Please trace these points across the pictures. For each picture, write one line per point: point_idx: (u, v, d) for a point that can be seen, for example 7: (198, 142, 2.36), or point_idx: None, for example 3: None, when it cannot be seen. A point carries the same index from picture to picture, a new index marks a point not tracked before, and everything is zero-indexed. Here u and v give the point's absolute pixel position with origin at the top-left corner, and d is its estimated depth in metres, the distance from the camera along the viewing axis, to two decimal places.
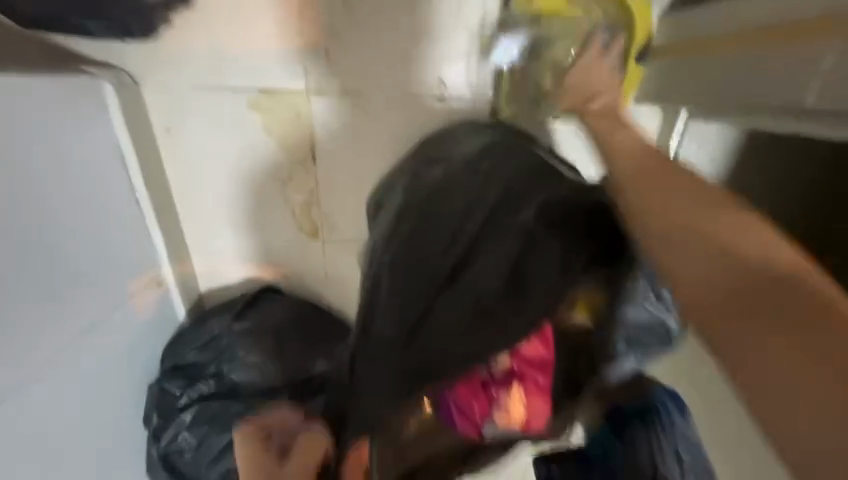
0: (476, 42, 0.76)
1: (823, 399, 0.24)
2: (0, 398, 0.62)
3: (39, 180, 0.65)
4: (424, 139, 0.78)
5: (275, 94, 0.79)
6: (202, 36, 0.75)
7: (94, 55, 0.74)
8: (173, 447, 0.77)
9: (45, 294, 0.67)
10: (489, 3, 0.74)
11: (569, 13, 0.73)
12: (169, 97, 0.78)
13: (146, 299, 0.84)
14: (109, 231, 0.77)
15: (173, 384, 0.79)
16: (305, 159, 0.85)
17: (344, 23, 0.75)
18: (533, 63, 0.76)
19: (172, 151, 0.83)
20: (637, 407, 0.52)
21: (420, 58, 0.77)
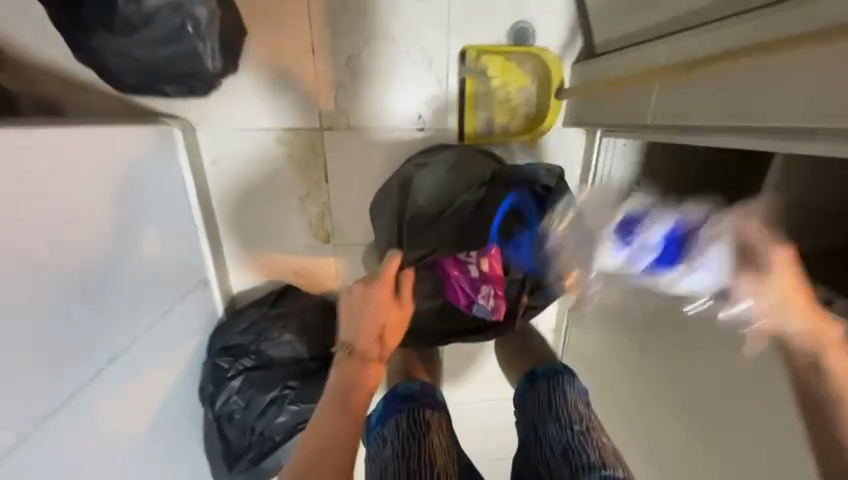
0: (445, 90, 1.05)
1: (811, 344, 0.56)
2: (114, 355, 0.80)
3: (136, 198, 0.87)
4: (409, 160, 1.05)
5: (296, 133, 1.05)
6: (244, 94, 1.01)
7: (161, 107, 0.99)
8: (225, 409, 0.97)
9: (139, 282, 0.86)
10: (452, 61, 1.03)
11: (508, 66, 1.03)
12: (216, 138, 1.03)
13: (200, 294, 1.04)
14: (176, 238, 0.97)
15: (223, 360, 0.99)
16: (319, 180, 1.10)
17: (348, 80, 1.03)
18: (484, 102, 1.05)
19: (216, 178, 1.07)
20: (544, 369, 0.88)
21: (404, 102, 1.05)
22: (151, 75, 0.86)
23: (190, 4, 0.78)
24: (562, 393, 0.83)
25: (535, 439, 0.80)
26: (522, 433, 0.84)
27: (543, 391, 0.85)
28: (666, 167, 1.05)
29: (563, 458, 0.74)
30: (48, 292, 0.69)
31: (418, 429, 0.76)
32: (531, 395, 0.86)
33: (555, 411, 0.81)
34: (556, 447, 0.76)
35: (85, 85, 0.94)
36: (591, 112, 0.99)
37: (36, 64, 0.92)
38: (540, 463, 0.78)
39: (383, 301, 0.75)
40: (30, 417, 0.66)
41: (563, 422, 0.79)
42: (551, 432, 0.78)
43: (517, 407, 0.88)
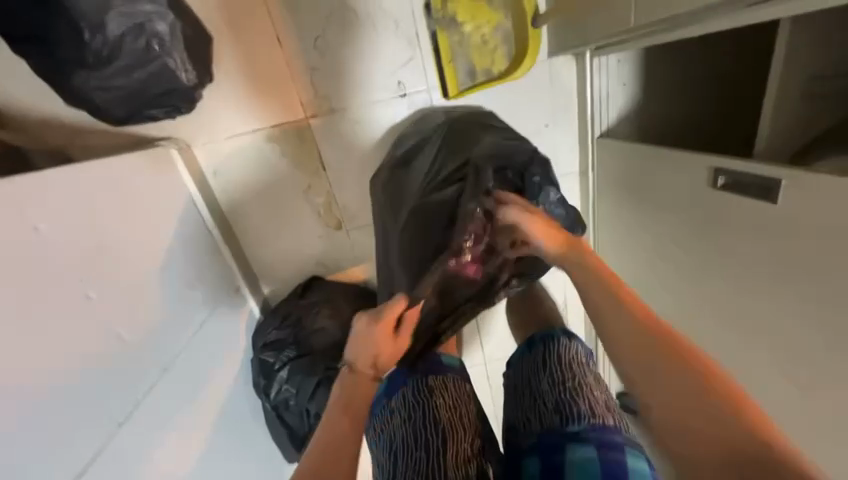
0: (418, 49, 1.02)
1: (659, 373, 0.51)
2: (174, 358, 0.86)
3: (157, 217, 0.90)
4: (401, 136, 1.06)
5: (283, 128, 1.07)
6: (226, 101, 1.03)
7: (155, 133, 1.02)
8: (280, 398, 1.04)
9: (176, 292, 0.90)
10: (418, 17, 0.99)
11: (477, 6, 0.97)
12: (213, 151, 1.07)
13: (233, 299, 1.09)
14: (197, 250, 1.01)
15: (267, 355, 1.06)
16: (317, 169, 1.12)
17: (320, 62, 1.01)
18: (462, 51, 1.01)
19: (222, 189, 1.11)
20: (540, 333, 0.82)
21: (380, 72, 1.03)
22: (136, 103, 0.89)
23: (151, 23, 0.80)
24: (558, 352, 0.78)
25: (528, 395, 0.74)
26: (514, 394, 0.77)
27: (540, 352, 0.79)
28: (667, 72, 0.98)
29: (554, 411, 0.67)
30: (109, 311, 0.73)
31: (422, 396, 0.70)
32: (529, 357, 0.80)
33: (549, 367, 0.75)
34: (548, 401, 0.70)
35: (85, 128, 1.00)
36: (574, 30, 0.92)
37: (35, 117, 0.97)
38: (529, 415, 0.70)
39: (384, 339, 0.69)
40: (119, 425, 0.72)
41: (556, 377, 0.73)
42: (546, 389, 0.72)
43: (512, 373, 0.82)
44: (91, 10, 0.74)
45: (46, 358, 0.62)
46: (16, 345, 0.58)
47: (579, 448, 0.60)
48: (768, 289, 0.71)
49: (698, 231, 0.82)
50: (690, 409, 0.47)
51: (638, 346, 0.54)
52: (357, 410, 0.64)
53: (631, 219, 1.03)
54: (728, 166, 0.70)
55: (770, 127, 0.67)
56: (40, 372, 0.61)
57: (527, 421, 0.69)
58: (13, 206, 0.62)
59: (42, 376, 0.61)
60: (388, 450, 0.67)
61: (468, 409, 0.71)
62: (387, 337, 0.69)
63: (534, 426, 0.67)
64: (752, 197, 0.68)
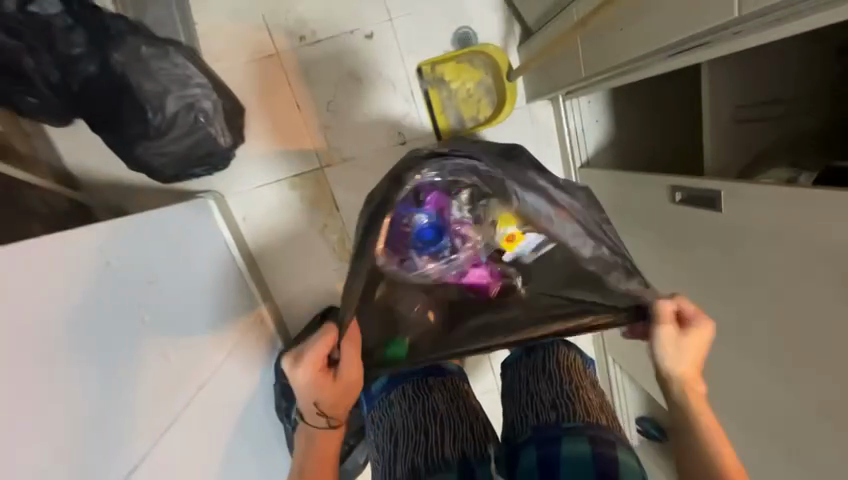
0: (414, 104, 1.20)
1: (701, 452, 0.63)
2: (207, 378, 0.96)
3: (196, 255, 1.05)
4: None
5: (302, 177, 1.25)
6: (255, 158, 1.22)
7: (195, 187, 1.22)
8: (300, 420, 1.12)
9: (209, 319, 1.03)
10: (412, 79, 1.19)
11: (461, 67, 1.16)
12: (243, 200, 1.25)
13: (258, 329, 1.20)
14: (229, 283, 1.15)
15: (289, 379, 1.15)
16: (331, 210, 1.27)
17: (333, 121, 1.21)
18: (452, 104, 1.19)
19: (250, 232, 1.27)
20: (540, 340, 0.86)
21: (382, 126, 1.22)
22: (183, 162, 1.08)
23: (199, 101, 1.02)
24: (555, 358, 0.81)
25: (525, 393, 0.78)
26: (511, 394, 0.81)
27: (539, 356, 0.83)
28: (632, 108, 1.12)
29: (550, 408, 0.72)
30: (157, 333, 0.86)
31: (423, 392, 0.77)
32: (526, 360, 0.84)
33: (547, 371, 0.79)
34: (545, 400, 0.74)
35: (141, 187, 1.20)
36: (545, 80, 1.09)
37: (101, 180, 1.18)
38: (526, 411, 0.74)
39: (314, 382, 0.64)
40: (164, 432, 0.82)
41: (553, 381, 0.77)
42: (543, 389, 0.76)
43: (508, 375, 0.85)
44: (155, 97, 0.98)
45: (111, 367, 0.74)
46: (90, 356, 0.71)
47: (573, 441, 0.65)
48: (733, 290, 0.77)
49: (669, 243, 0.90)
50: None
51: (688, 422, 0.65)
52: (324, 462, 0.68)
53: (615, 238, 1.12)
54: (680, 183, 0.81)
55: (713, 146, 0.78)
56: (107, 377, 0.73)
57: (522, 419, 0.74)
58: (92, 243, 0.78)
59: (109, 382, 0.73)
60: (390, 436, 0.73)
61: (467, 403, 0.76)
62: (326, 381, 0.65)
63: (530, 421, 0.72)
64: (700, 208, 0.77)
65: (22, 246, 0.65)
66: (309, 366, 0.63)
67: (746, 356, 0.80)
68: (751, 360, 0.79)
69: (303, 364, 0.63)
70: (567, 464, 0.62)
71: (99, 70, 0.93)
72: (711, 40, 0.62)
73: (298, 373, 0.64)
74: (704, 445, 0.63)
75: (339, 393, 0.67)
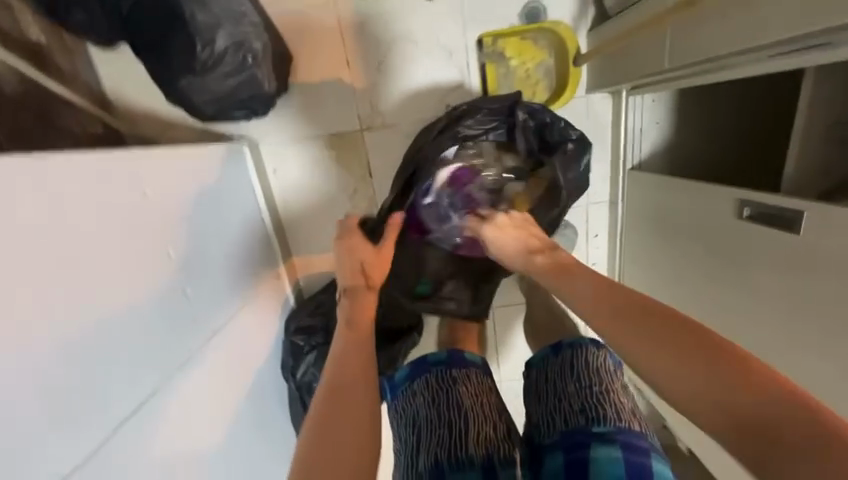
0: (467, 76, 1.14)
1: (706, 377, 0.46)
2: (223, 325, 0.95)
3: (222, 198, 1.02)
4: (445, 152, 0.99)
5: (340, 136, 1.20)
6: (294, 109, 1.18)
7: (230, 131, 1.18)
8: (305, 380, 1.11)
9: (230, 267, 1.01)
10: (471, 50, 1.12)
11: (525, 44, 1.10)
12: (276, 151, 1.21)
13: (275, 284, 1.18)
14: (251, 233, 1.13)
15: (298, 338, 1.14)
16: (364, 176, 1.23)
17: (380, 82, 1.15)
18: (508, 82, 1.13)
19: (279, 185, 1.24)
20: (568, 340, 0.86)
21: (431, 95, 1.16)
22: (224, 103, 1.04)
23: (249, 40, 0.97)
24: (584, 359, 0.81)
25: (552, 394, 0.79)
26: (537, 394, 0.83)
27: (566, 357, 0.83)
28: (700, 111, 1.05)
29: (579, 412, 0.73)
30: (179, 273, 0.84)
31: (446, 385, 0.77)
32: (554, 359, 0.84)
33: (576, 373, 0.80)
34: (574, 402, 0.75)
35: (176, 122, 1.17)
36: (611, 71, 1.01)
37: (136, 110, 1.15)
38: (552, 413, 0.76)
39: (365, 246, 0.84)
40: (175, 372, 0.80)
41: (583, 383, 0.77)
42: (571, 392, 0.77)
43: (534, 373, 0.87)
44: (206, 30, 0.93)
45: (132, 297, 0.73)
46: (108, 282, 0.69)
47: (604, 449, 0.66)
48: (788, 320, 0.71)
49: (721, 261, 0.84)
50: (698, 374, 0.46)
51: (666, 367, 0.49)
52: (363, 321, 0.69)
53: (655, 246, 1.06)
54: (751, 198, 0.74)
55: (796, 164, 0.71)
56: (127, 308, 0.72)
57: (549, 422, 0.75)
58: (130, 170, 0.76)
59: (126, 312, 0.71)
60: (413, 429, 0.74)
61: (488, 398, 0.78)
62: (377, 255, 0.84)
63: (558, 424, 0.73)
64: (775, 229, 0.70)
65: (55, 161, 0.63)
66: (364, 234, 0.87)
67: None
68: None
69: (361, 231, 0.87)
70: (597, 471, 0.64)
71: None
72: (832, 41, 0.54)
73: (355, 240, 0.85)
74: (673, 344, 0.49)
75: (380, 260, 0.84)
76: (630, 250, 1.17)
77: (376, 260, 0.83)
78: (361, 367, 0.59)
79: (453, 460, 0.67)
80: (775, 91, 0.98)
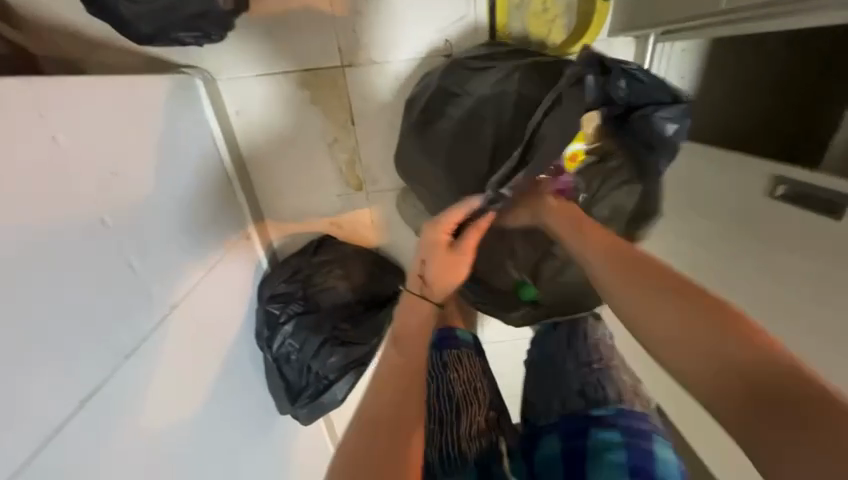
0: (471, 4, 0.94)
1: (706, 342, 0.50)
2: (182, 300, 0.80)
3: (172, 143, 0.82)
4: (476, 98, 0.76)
5: (317, 72, 1.00)
6: (257, 35, 0.96)
7: (178, 60, 0.95)
8: (282, 351, 1.03)
9: (188, 231, 0.85)
10: None
11: None
12: (238, 88, 1.00)
13: (241, 247, 1.03)
14: (211, 188, 0.95)
15: (273, 307, 1.04)
16: (346, 123, 1.06)
17: (366, 5, 0.94)
18: (520, 15, 0.94)
19: (244, 131, 1.05)
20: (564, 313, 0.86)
21: (427, 26, 0.96)
22: (166, 21, 0.81)
23: None
24: (582, 334, 0.83)
25: (552, 373, 0.79)
26: (535, 370, 0.82)
27: (564, 333, 0.84)
28: (732, 68, 0.93)
29: (579, 393, 0.72)
30: (121, 241, 0.68)
31: (438, 370, 0.78)
32: (552, 335, 0.85)
33: (573, 348, 0.81)
34: (573, 382, 0.75)
35: (105, 42, 0.92)
36: (647, 10, 0.85)
37: (50, 24, 0.90)
38: (551, 393, 0.75)
39: (439, 248, 0.66)
40: (125, 361, 0.67)
41: (581, 359, 0.79)
42: (570, 369, 0.77)
43: (534, 352, 0.86)
44: None
45: (53, 275, 0.56)
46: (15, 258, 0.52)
47: (604, 434, 0.60)
48: (809, 308, 0.67)
49: (736, 241, 0.78)
50: (686, 330, 0.52)
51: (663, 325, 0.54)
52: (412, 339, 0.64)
53: (661, 218, 1.00)
54: (789, 175, 0.66)
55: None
56: (44, 288, 0.55)
57: (546, 403, 0.74)
58: (39, 105, 0.56)
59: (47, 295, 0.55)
60: None
61: (476, 379, 0.78)
62: (445, 252, 0.66)
63: (556, 406, 0.71)
64: (812, 211, 0.63)
65: None
66: (442, 229, 0.65)
67: None
68: None
69: (444, 220, 0.65)
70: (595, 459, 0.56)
71: None
72: None
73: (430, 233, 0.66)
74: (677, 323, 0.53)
75: (449, 271, 0.67)
76: None
77: (442, 268, 0.67)
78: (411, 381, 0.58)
79: (443, 457, 0.64)
80: (816, 50, 0.88)
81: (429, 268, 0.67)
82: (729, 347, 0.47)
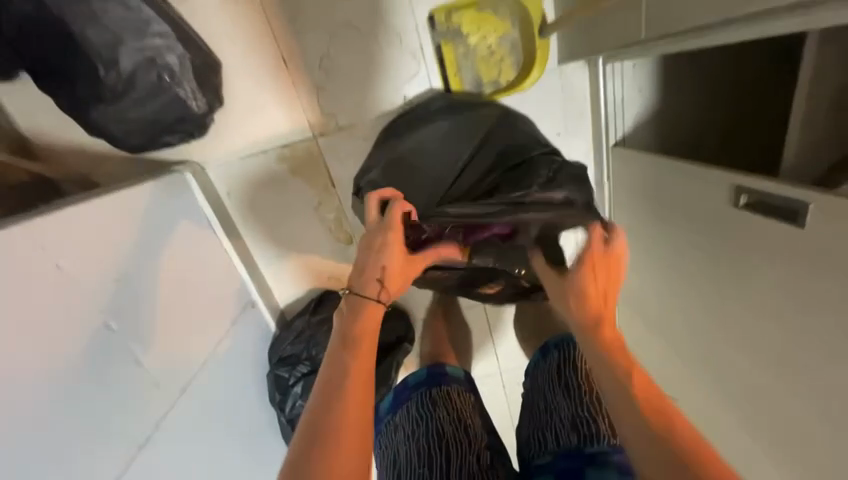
0: (423, 61, 1.01)
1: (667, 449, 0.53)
2: (191, 381, 0.86)
3: (168, 236, 0.90)
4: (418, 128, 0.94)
5: (293, 146, 1.08)
6: (236, 126, 1.05)
7: (170, 157, 1.06)
8: (295, 412, 1.07)
9: (195, 315, 0.91)
10: (422, 29, 0.98)
11: (484, 15, 0.95)
12: (225, 172, 1.09)
13: (248, 316, 1.08)
14: (211, 264, 1.00)
15: (282, 370, 1.08)
16: (327, 186, 1.12)
17: (326, 81, 1.02)
18: (469, 61, 0.99)
19: (236, 208, 1.13)
20: (554, 339, 0.88)
21: (386, 88, 1.03)
22: (150, 130, 0.91)
23: (161, 55, 0.83)
24: (573, 362, 0.83)
25: (545, 409, 0.80)
26: (531, 408, 0.84)
27: (555, 360, 0.86)
28: (686, 78, 0.93)
29: (572, 429, 0.72)
30: (127, 340, 0.75)
31: (426, 410, 0.79)
32: (544, 365, 0.88)
33: (565, 380, 0.81)
34: (566, 416, 0.75)
35: (107, 154, 1.04)
36: (587, 38, 0.89)
37: (59, 148, 1.02)
38: (545, 430, 0.76)
39: (392, 248, 0.68)
40: (136, 453, 0.73)
41: (572, 391, 0.78)
42: (563, 404, 0.77)
43: (529, 383, 0.90)
44: (105, 51, 0.78)
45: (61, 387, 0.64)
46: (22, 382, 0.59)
47: (600, 472, 0.63)
48: (793, 318, 0.64)
49: (718, 250, 0.77)
50: (646, 429, 0.55)
51: (634, 405, 0.58)
52: (361, 341, 0.63)
53: (643, 230, 0.99)
54: (752, 185, 0.65)
55: (794, 142, 0.62)
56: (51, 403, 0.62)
57: (540, 441, 0.75)
58: (34, 245, 0.64)
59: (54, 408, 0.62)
60: (393, 470, 0.75)
61: (470, 420, 0.78)
62: (399, 255, 0.68)
63: (551, 444, 0.73)
64: (780, 221, 0.62)
65: None
66: (394, 229, 0.68)
67: (783, 386, 0.70)
68: (793, 394, 0.69)
69: (393, 223, 0.68)
70: None
71: (35, 11, 0.71)
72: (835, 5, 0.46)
73: (383, 232, 0.68)
74: (646, 407, 0.57)
75: (402, 273, 0.69)
76: (621, 233, 1.09)
77: (394, 268, 0.68)
78: (358, 394, 0.57)
79: None
80: (762, 58, 0.88)
81: (385, 269, 0.68)
82: (675, 448, 0.52)
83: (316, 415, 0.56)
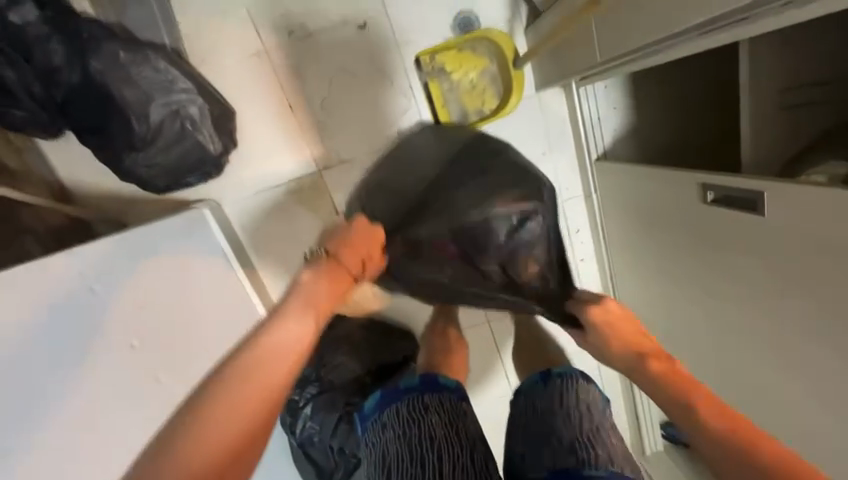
0: (413, 97, 1.12)
1: None
2: None
3: None
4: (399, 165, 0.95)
5: (300, 180, 1.18)
6: (249, 165, 1.17)
7: (191, 196, 1.17)
8: (305, 434, 1.09)
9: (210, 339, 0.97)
10: (410, 70, 1.11)
11: (463, 54, 1.07)
12: (239, 207, 1.20)
13: None
14: None
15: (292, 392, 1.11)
16: (333, 215, 1.21)
17: (328, 120, 1.14)
18: (453, 94, 1.10)
19: (249, 240, 1.22)
20: (558, 369, 0.89)
21: (381, 123, 1.14)
22: (174, 172, 1.03)
23: (184, 107, 0.96)
24: (574, 391, 0.84)
25: (541, 429, 0.80)
26: (525, 425, 0.84)
27: (555, 386, 0.86)
28: (655, 94, 1.01)
29: (570, 452, 0.74)
30: None
31: (418, 413, 0.80)
32: (543, 389, 0.87)
33: (565, 405, 0.82)
34: (564, 439, 0.76)
35: (137, 197, 1.16)
36: (557, 64, 0.99)
37: (95, 194, 1.15)
38: (540, 449, 0.77)
39: (362, 238, 0.67)
40: None
41: (571, 418, 0.80)
42: (560, 426, 0.78)
43: (521, 402, 0.89)
44: (138, 106, 0.92)
45: None
46: None
47: None
48: (776, 303, 0.67)
49: (699, 247, 0.80)
50: None
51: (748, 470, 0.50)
52: (312, 311, 0.54)
53: (633, 236, 1.03)
54: (713, 181, 0.70)
55: (748, 139, 0.67)
56: None
57: (534, 460, 0.76)
58: None
59: None
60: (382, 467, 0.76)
61: (461, 425, 0.80)
62: (363, 241, 0.67)
63: (545, 461, 0.74)
64: (739, 211, 0.66)
65: None
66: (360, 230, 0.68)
67: (782, 375, 0.71)
68: (791, 381, 0.69)
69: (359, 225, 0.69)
70: None
71: (82, 80, 0.88)
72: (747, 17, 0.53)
73: (352, 226, 0.68)
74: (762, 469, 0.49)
75: (367, 265, 0.67)
76: (614, 242, 1.12)
77: (359, 254, 0.65)
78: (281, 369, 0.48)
79: None
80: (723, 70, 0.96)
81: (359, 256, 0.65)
82: None
83: (226, 379, 0.46)
